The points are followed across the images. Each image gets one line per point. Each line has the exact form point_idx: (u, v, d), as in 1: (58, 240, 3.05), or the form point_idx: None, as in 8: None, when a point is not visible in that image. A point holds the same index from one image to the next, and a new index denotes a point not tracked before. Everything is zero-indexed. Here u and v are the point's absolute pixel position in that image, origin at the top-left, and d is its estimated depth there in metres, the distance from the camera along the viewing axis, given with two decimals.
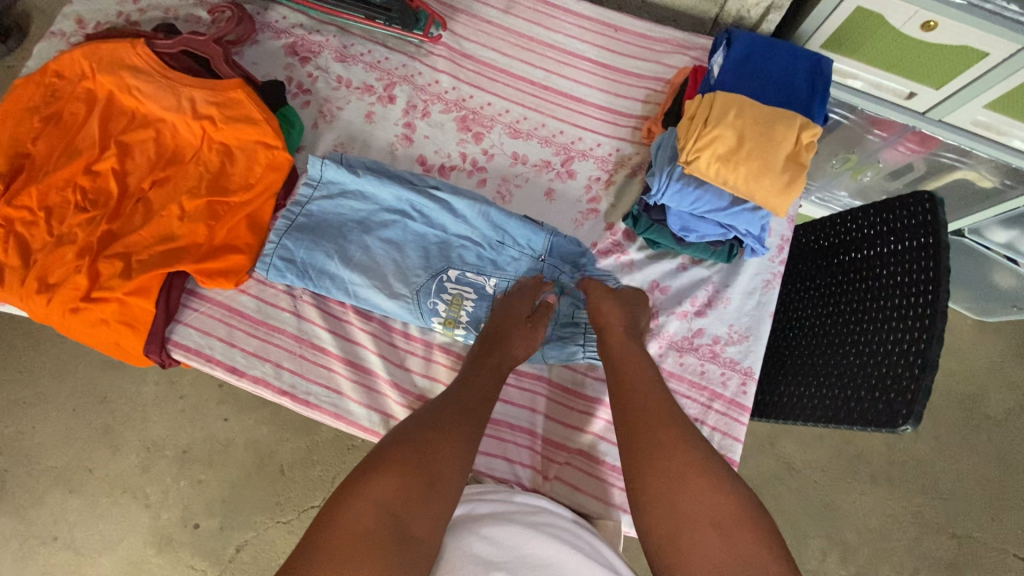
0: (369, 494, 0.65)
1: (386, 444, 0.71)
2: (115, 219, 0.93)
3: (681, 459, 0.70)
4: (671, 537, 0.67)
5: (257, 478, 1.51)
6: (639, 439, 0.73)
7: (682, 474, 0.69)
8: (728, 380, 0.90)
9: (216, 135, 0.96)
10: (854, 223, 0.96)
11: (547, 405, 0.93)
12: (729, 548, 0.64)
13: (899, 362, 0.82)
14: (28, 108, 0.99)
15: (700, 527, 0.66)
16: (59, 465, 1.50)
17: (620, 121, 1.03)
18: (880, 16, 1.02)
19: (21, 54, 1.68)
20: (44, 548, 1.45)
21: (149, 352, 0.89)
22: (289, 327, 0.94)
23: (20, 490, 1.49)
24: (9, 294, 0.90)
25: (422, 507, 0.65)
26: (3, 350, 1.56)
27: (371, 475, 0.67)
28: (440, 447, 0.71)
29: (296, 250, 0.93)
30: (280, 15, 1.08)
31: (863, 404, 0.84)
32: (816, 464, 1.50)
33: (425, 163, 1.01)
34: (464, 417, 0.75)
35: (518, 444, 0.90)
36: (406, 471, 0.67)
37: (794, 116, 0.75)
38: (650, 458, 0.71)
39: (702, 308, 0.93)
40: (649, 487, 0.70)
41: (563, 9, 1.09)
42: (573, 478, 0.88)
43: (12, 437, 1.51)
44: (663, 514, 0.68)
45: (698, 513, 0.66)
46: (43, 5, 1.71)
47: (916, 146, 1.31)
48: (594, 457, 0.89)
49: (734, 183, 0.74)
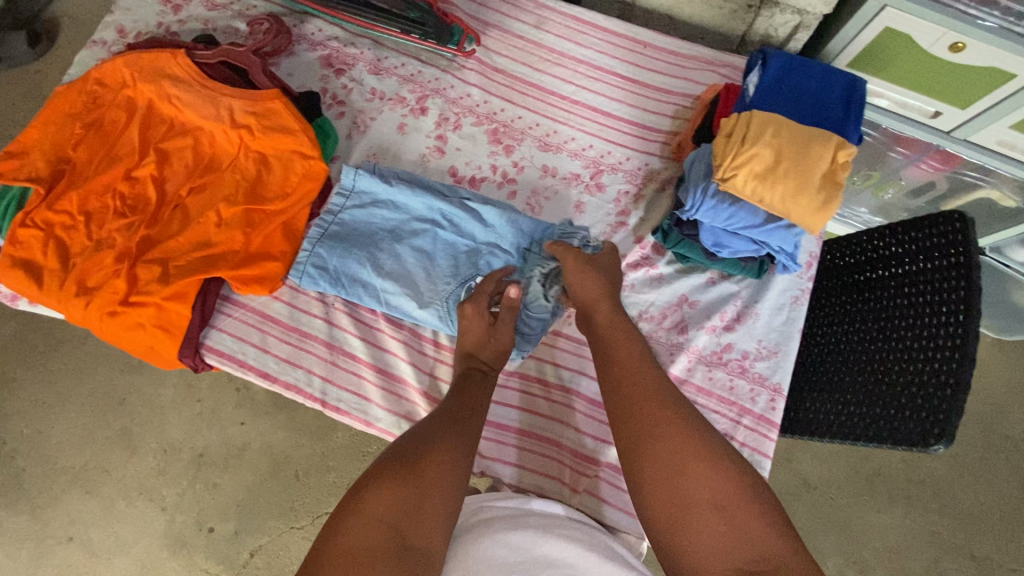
0: (366, 510, 0.65)
1: (381, 460, 0.71)
2: (153, 225, 0.95)
3: (686, 448, 0.70)
4: (674, 525, 0.68)
5: (272, 483, 1.52)
6: (639, 428, 0.73)
7: (682, 466, 0.69)
8: (757, 396, 0.90)
9: (253, 144, 0.98)
10: (880, 240, 0.97)
11: (536, 403, 0.94)
12: (735, 532, 0.66)
13: (930, 381, 0.82)
14: (70, 115, 1.02)
15: (705, 515, 0.67)
16: (76, 466, 1.51)
17: (649, 136, 1.04)
18: (908, 36, 1.03)
19: (50, 59, 1.71)
20: (59, 548, 1.46)
21: (184, 356, 0.91)
22: (320, 333, 0.95)
23: (38, 490, 1.50)
24: (48, 297, 0.92)
25: (420, 518, 0.65)
26: (26, 350, 1.58)
27: (368, 490, 0.66)
28: (436, 456, 0.70)
29: (329, 258, 0.94)
30: (316, 28, 1.10)
31: (893, 423, 0.84)
32: (833, 481, 1.49)
33: (456, 175, 1.03)
34: (453, 428, 0.75)
35: (509, 446, 0.92)
36: (403, 483, 0.67)
37: (829, 135, 0.75)
38: (651, 447, 0.71)
39: (731, 324, 0.93)
40: (653, 476, 0.70)
41: (592, 25, 1.11)
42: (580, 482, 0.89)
43: (31, 436, 1.53)
44: (668, 506, 0.69)
45: (706, 503, 0.68)
46: (74, 13, 1.75)
47: (939, 165, 1.31)
48: (589, 457, 0.91)
49: (770, 202, 0.74)
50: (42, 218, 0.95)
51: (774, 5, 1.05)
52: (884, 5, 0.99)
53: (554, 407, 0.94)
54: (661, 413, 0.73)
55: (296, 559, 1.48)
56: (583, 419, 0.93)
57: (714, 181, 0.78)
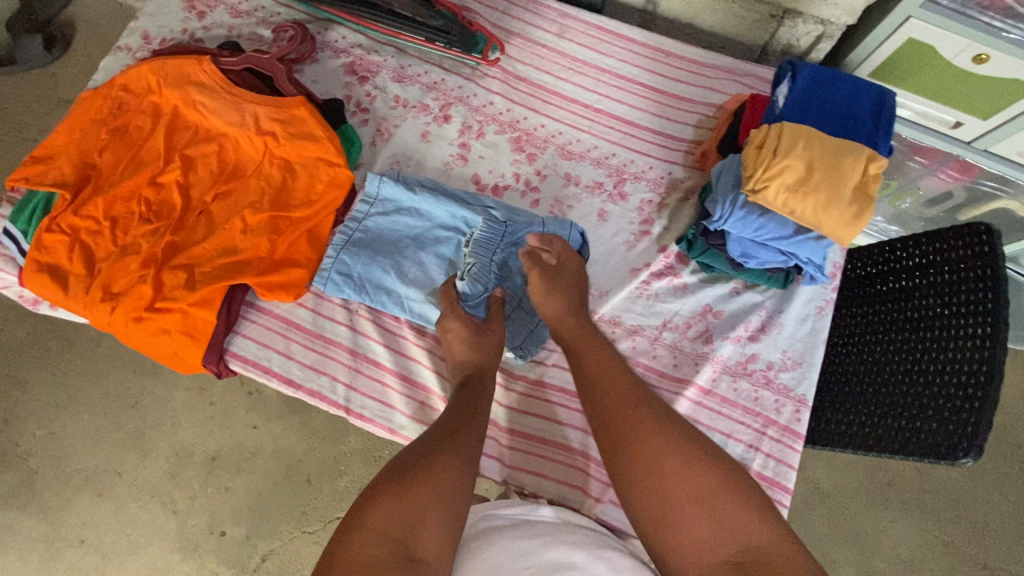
0: (369, 525, 0.64)
1: (383, 473, 0.70)
2: (178, 231, 0.95)
3: (661, 445, 0.71)
4: (658, 525, 0.68)
5: (284, 487, 1.51)
6: (615, 431, 0.73)
7: (658, 465, 0.69)
8: (782, 407, 0.90)
9: (278, 151, 0.99)
10: (904, 251, 0.97)
11: (525, 402, 0.95)
12: (716, 523, 0.66)
13: (957, 394, 0.82)
14: (96, 120, 1.02)
15: (686, 508, 0.67)
16: (89, 468, 1.51)
17: (672, 145, 1.04)
18: (931, 48, 1.03)
19: (64, 63, 1.72)
20: (71, 551, 1.46)
21: (208, 362, 0.91)
22: (344, 340, 0.95)
23: (50, 493, 1.50)
24: (74, 302, 0.92)
25: (424, 530, 0.64)
26: (40, 352, 1.58)
27: (372, 505, 0.65)
28: (437, 468, 0.69)
29: (354, 265, 0.95)
30: (340, 35, 1.11)
31: (919, 435, 0.84)
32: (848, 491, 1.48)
33: (479, 183, 1.03)
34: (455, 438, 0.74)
35: (500, 443, 0.93)
36: (405, 497, 0.65)
37: (861, 147, 0.75)
38: (629, 447, 0.71)
39: (755, 334, 0.93)
40: (634, 478, 0.70)
41: (614, 34, 1.11)
42: (566, 477, 0.90)
43: (44, 439, 1.53)
44: (650, 506, 0.69)
45: (684, 496, 0.68)
46: (89, 17, 1.76)
47: (958, 174, 1.31)
48: (572, 450, 0.92)
49: (801, 214, 0.74)
50: (68, 223, 0.95)
51: (797, 15, 1.06)
52: (908, 16, 0.99)
53: (577, 417, 0.94)
54: (635, 416, 0.73)
55: (307, 564, 1.48)
56: (569, 414, 0.94)
57: (743, 193, 0.78)
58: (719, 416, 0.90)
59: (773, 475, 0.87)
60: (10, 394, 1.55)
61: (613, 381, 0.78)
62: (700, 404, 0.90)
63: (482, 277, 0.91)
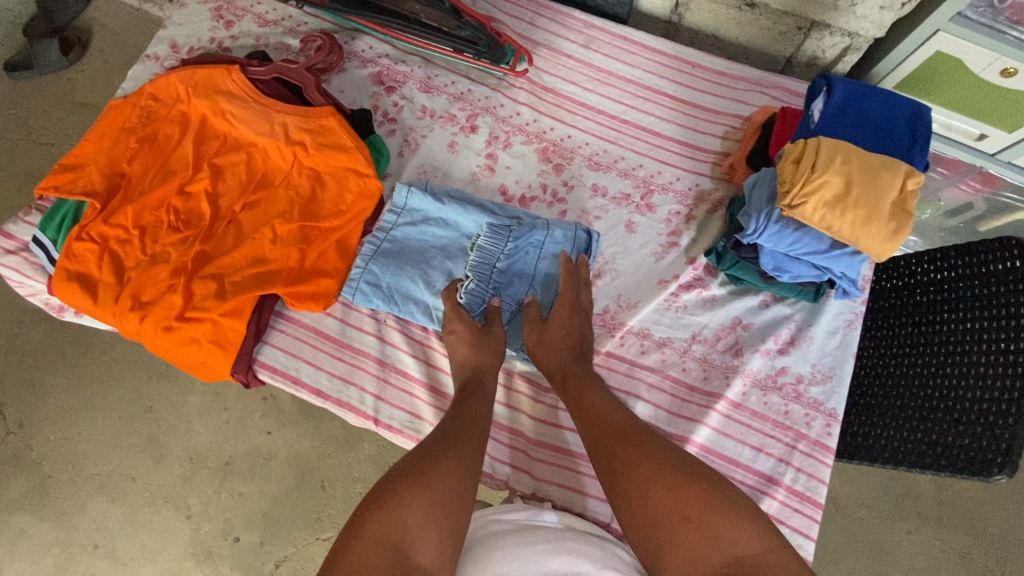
0: (369, 534, 0.64)
1: (382, 483, 0.71)
2: (207, 240, 0.95)
3: (644, 470, 0.73)
4: (653, 550, 0.68)
5: (297, 493, 1.50)
6: (606, 461, 0.76)
7: (644, 487, 0.71)
8: (813, 421, 0.89)
9: (307, 161, 0.99)
10: (931, 264, 0.97)
11: (525, 403, 0.95)
12: (707, 538, 0.67)
13: (991, 410, 0.82)
14: (125, 129, 1.02)
15: (675, 527, 0.68)
16: (103, 473, 1.50)
17: (699, 156, 1.04)
18: (959, 60, 1.01)
19: (81, 66, 1.69)
20: (85, 555, 1.46)
21: (237, 372, 0.91)
22: (372, 350, 0.94)
23: (64, 497, 1.49)
24: (103, 311, 0.92)
25: (423, 535, 0.65)
26: (55, 356, 1.56)
27: (371, 514, 0.66)
28: (435, 475, 0.71)
29: (382, 275, 0.94)
30: (366, 45, 1.11)
31: (951, 450, 0.84)
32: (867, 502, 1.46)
33: (506, 194, 1.03)
34: (455, 444, 0.76)
35: (500, 443, 0.94)
36: (404, 504, 0.67)
37: (898, 163, 0.75)
38: (619, 476, 0.74)
39: (785, 347, 0.93)
40: (626, 506, 0.71)
41: (641, 45, 1.11)
42: (565, 479, 0.91)
43: (58, 443, 1.52)
44: (643, 531, 0.69)
45: (673, 514, 0.68)
46: (105, 19, 1.73)
47: (980, 186, 1.29)
48: (570, 451, 0.92)
49: (838, 229, 0.74)
50: (97, 232, 0.95)
51: (824, 27, 1.07)
52: (937, 29, 0.98)
53: None
54: (621, 445, 0.76)
55: None
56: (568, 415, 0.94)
57: (779, 207, 0.78)
58: (749, 429, 0.89)
59: (804, 490, 0.86)
60: (24, 398, 1.54)
61: (601, 415, 0.81)
62: (730, 418, 0.90)
63: (479, 291, 0.94)
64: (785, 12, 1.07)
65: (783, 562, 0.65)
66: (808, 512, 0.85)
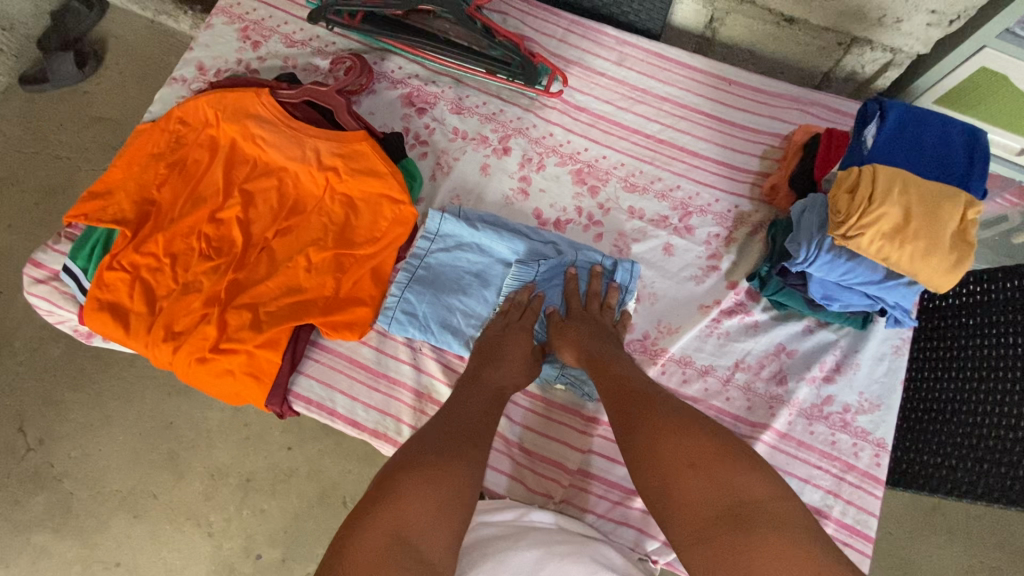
0: (378, 524, 0.63)
1: (390, 469, 0.69)
2: (240, 268, 0.94)
3: (654, 424, 0.70)
4: (660, 493, 0.66)
5: (319, 510, 1.43)
6: (621, 416, 0.74)
7: (654, 435, 0.69)
8: (861, 451, 0.87)
9: (339, 187, 0.97)
10: (976, 285, 0.95)
11: (551, 426, 0.92)
12: (714, 484, 0.64)
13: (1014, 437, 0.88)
14: (153, 154, 1.00)
15: (681, 472, 0.65)
16: (123, 489, 1.43)
17: (737, 176, 1.02)
18: (1005, 77, 0.95)
19: (96, 80, 1.68)
20: (106, 574, 1.39)
21: (272, 404, 0.90)
22: (408, 379, 0.93)
23: (85, 514, 1.42)
24: (136, 341, 0.91)
25: (433, 532, 0.63)
26: (73, 372, 1.50)
27: (382, 503, 0.65)
28: (450, 470, 0.69)
29: (418, 304, 0.93)
30: (396, 65, 1.10)
31: (986, 479, 0.87)
32: (937, 526, 1.33)
33: (541, 217, 1.01)
34: (467, 442, 0.74)
35: (515, 461, 0.91)
36: (416, 497, 0.65)
37: (957, 191, 0.72)
38: (632, 431, 0.71)
39: (831, 374, 0.91)
40: (638, 455, 0.69)
41: (675, 62, 1.09)
42: (580, 501, 0.88)
43: (78, 459, 1.45)
44: (652, 474, 0.67)
45: (680, 460, 0.66)
46: (117, 31, 1.71)
47: (1017, 200, 1.09)
48: (592, 475, 0.89)
49: (896, 261, 0.72)
50: (128, 261, 0.93)
51: (866, 43, 1.06)
52: (982, 46, 0.92)
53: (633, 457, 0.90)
54: (637, 403, 0.74)
55: None
56: (599, 442, 0.91)
57: (831, 236, 0.76)
58: (796, 460, 0.87)
59: (854, 523, 0.84)
60: (43, 414, 1.47)
61: (622, 383, 0.78)
62: (776, 448, 0.88)
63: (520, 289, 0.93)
64: (825, 28, 1.06)
65: (791, 513, 0.62)
66: (859, 547, 0.84)
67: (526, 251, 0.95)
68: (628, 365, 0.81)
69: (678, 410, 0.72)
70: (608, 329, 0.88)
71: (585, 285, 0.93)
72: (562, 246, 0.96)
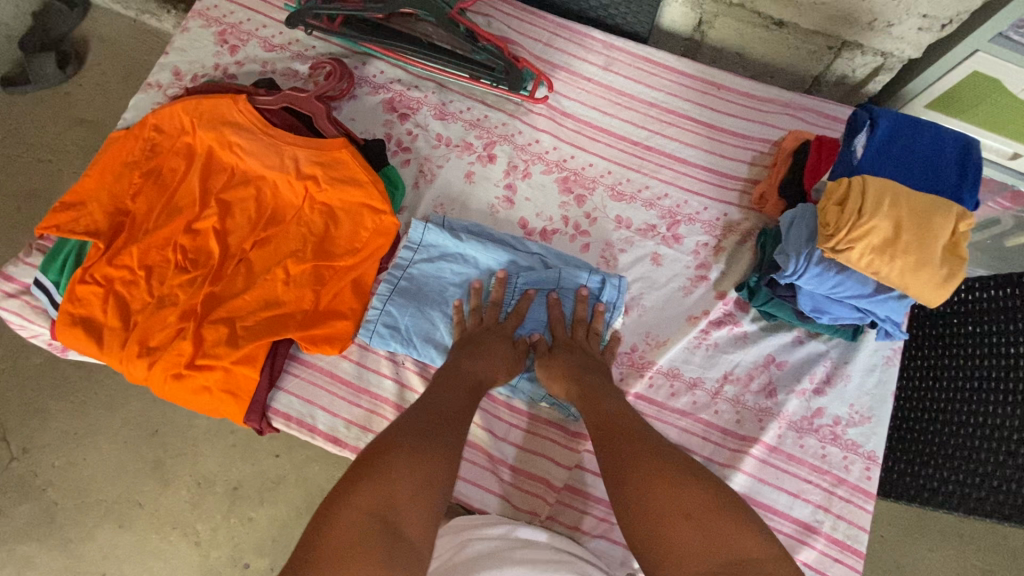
0: (361, 503, 0.60)
1: (374, 448, 0.67)
2: (216, 281, 0.91)
3: (647, 471, 0.69)
4: (649, 541, 0.64)
5: (308, 517, 1.41)
6: (612, 460, 0.72)
7: (649, 483, 0.67)
8: (851, 465, 0.86)
9: (319, 196, 0.95)
10: (967, 294, 0.94)
11: (537, 441, 0.90)
12: (708, 536, 0.62)
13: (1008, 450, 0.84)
14: (128, 162, 0.97)
15: (674, 521, 0.64)
16: (108, 498, 1.41)
17: (726, 183, 1.00)
18: (998, 81, 0.93)
19: (78, 80, 1.64)
20: None
21: (250, 421, 0.87)
22: (390, 395, 0.91)
23: (70, 524, 1.39)
24: (109, 357, 0.88)
25: (413, 512, 0.62)
26: (55, 380, 1.47)
27: (367, 481, 0.62)
28: (431, 455, 0.67)
29: (400, 317, 0.91)
30: (378, 70, 1.08)
31: (982, 493, 0.84)
32: (930, 529, 1.32)
33: (527, 227, 0.99)
34: (443, 429, 0.72)
35: (502, 479, 0.89)
36: (398, 478, 0.63)
37: (949, 203, 0.71)
38: (624, 475, 0.69)
39: (821, 386, 0.89)
40: (628, 502, 0.67)
41: (663, 67, 1.07)
42: (566, 516, 0.87)
43: (62, 468, 1.42)
44: (640, 526, 0.65)
45: (675, 509, 0.65)
46: (98, 31, 1.67)
47: (1008, 204, 1.08)
48: (577, 490, 0.88)
49: (886, 275, 0.70)
50: (101, 274, 0.91)
51: (856, 47, 1.04)
52: (975, 50, 0.90)
53: None
54: (629, 445, 0.73)
55: None
56: (589, 457, 0.89)
57: (821, 248, 0.74)
58: (785, 475, 0.85)
59: (844, 537, 0.83)
60: (25, 423, 1.44)
61: (613, 423, 0.76)
62: (765, 462, 0.86)
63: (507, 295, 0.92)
64: (815, 31, 1.04)
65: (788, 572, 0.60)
66: (849, 563, 0.82)
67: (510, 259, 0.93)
68: (622, 401, 0.80)
69: (672, 457, 0.71)
70: (595, 357, 0.86)
71: (571, 309, 0.91)
72: (548, 255, 0.94)
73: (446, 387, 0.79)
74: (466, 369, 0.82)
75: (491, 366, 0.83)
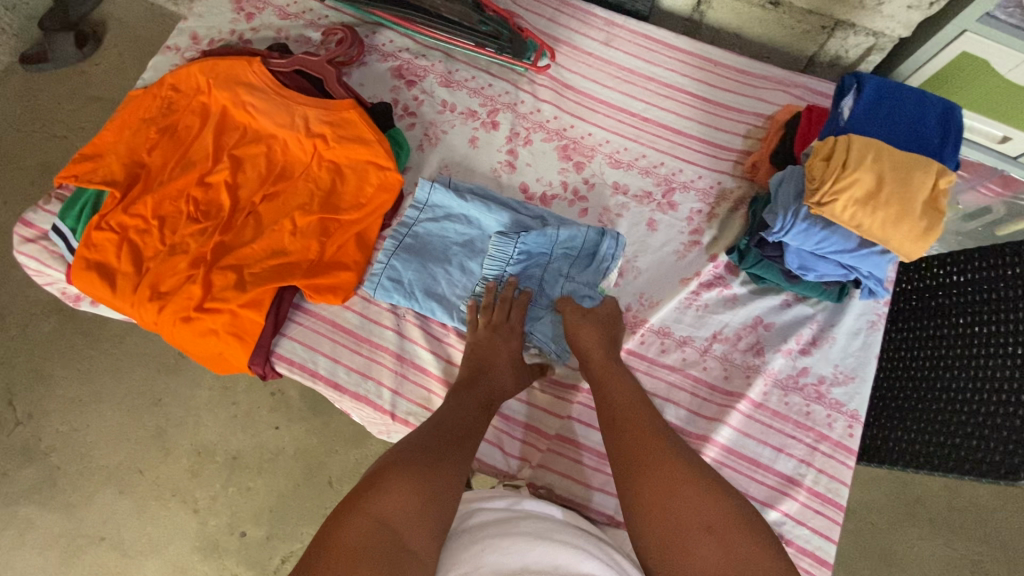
0: (367, 511, 0.63)
1: (382, 464, 0.70)
2: (226, 231, 0.95)
3: (666, 474, 0.70)
4: (665, 552, 0.66)
5: (305, 488, 1.43)
6: (620, 462, 0.73)
7: (670, 489, 0.69)
8: (835, 422, 0.88)
9: (327, 154, 0.99)
10: (941, 269, 0.97)
11: (533, 395, 0.93)
12: (728, 553, 0.64)
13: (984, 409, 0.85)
14: (145, 119, 1.01)
15: (692, 536, 0.65)
16: (110, 464, 1.44)
17: (721, 154, 1.04)
18: (985, 61, 0.97)
19: (95, 60, 1.69)
20: (92, 548, 1.39)
21: (254, 364, 0.90)
22: (391, 345, 0.94)
23: (72, 488, 1.42)
24: (121, 301, 0.91)
25: (416, 528, 0.63)
26: (63, 347, 1.50)
27: (369, 493, 0.65)
28: (437, 471, 0.70)
29: (404, 271, 0.94)
30: (387, 39, 1.12)
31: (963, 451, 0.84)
32: (919, 517, 1.34)
33: (527, 191, 1.02)
34: (452, 444, 0.75)
35: (503, 432, 0.92)
36: (400, 492, 0.65)
37: (929, 161, 0.74)
38: (640, 476, 0.71)
39: (807, 347, 0.92)
40: (642, 499, 0.69)
41: (661, 43, 1.11)
42: (556, 464, 0.89)
43: (66, 434, 1.45)
44: (660, 533, 0.67)
45: (695, 524, 0.66)
46: (118, 13, 1.73)
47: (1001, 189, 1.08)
48: (571, 440, 0.90)
49: (867, 227, 0.74)
50: (116, 222, 0.94)
51: (849, 27, 1.07)
52: (964, 30, 0.94)
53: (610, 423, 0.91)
54: (645, 446, 0.73)
55: None
56: (580, 409, 0.92)
57: (807, 204, 0.78)
58: (771, 430, 0.88)
59: (825, 492, 0.85)
60: (33, 389, 1.47)
61: (633, 414, 0.78)
62: (751, 418, 0.89)
63: (504, 255, 0.93)
64: (809, 10, 1.07)
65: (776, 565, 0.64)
66: (830, 515, 0.84)
67: (509, 218, 0.96)
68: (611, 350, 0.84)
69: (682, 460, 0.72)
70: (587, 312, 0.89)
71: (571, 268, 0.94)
72: (549, 216, 0.98)
73: (456, 406, 0.81)
74: (479, 383, 0.84)
75: (490, 342, 0.87)
